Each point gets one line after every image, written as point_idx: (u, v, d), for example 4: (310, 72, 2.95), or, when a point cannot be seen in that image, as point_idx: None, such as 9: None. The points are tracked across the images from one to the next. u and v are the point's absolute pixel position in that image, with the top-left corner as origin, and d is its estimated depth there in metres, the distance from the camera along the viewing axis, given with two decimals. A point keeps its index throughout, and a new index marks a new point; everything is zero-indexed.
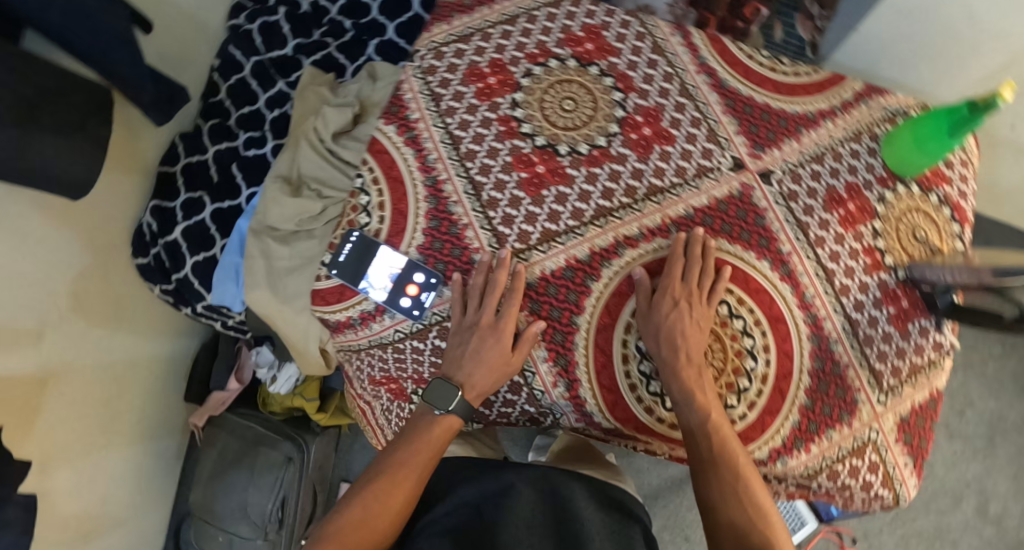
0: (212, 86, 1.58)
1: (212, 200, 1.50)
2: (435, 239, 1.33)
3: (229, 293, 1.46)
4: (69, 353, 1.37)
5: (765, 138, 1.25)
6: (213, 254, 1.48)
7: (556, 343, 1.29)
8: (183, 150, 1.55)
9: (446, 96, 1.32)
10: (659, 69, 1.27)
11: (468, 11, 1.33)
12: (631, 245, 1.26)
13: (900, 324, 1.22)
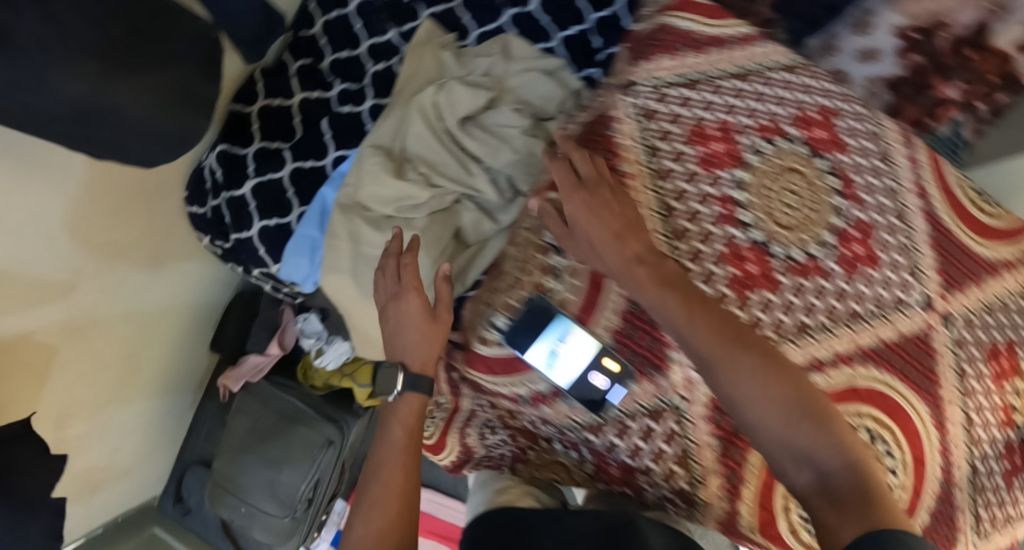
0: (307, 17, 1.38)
1: (292, 157, 1.33)
2: (632, 323, 0.89)
3: (300, 268, 1.32)
4: (95, 307, 1.23)
5: (958, 280, 1.02)
6: (287, 222, 1.32)
7: (732, 458, 0.88)
8: (263, 89, 1.36)
9: (664, 152, 0.94)
10: (883, 180, 0.99)
11: (699, 51, 0.98)
12: (823, 370, 0.94)
13: (1010, 479, 1.05)
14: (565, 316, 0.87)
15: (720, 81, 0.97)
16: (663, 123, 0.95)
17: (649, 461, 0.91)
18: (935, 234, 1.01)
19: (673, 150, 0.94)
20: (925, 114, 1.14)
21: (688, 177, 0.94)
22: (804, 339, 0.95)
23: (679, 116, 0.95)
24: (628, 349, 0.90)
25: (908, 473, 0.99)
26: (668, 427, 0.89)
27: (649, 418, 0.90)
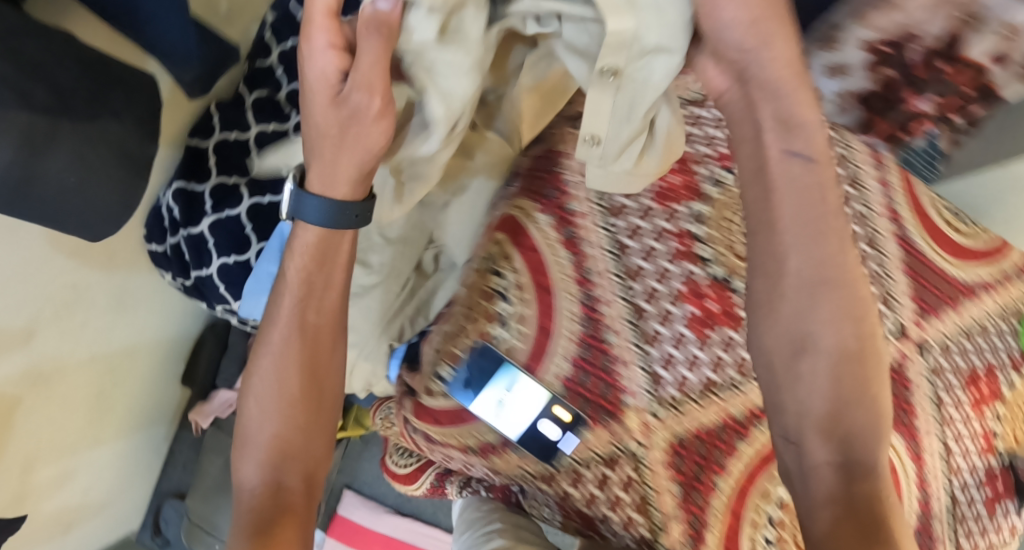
0: (262, 44, 1.29)
1: (249, 192, 1.27)
2: (585, 373, 1.03)
3: (258, 303, 1.26)
4: (58, 351, 1.18)
5: (935, 307, 1.10)
6: (248, 258, 1.27)
7: (694, 506, 1.00)
8: (218, 122, 1.28)
9: (626, 210, 1.07)
10: (863, 226, 1.11)
11: None
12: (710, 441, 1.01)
13: (993, 506, 1.10)
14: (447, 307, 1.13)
15: None
16: (618, 199, 1.07)
17: (606, 510, 1.02)
18: (910, 260, 1.11)
19: (628, 224, 1.07)
20: (898, 128, 1.16)
21: (630, 235, 1.06)
22: (708, 397, 1.02)
23: (624, 207, 1.07)
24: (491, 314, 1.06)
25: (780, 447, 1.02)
26: (625, 475, 1.01)
27: (604, 466, 1.02)
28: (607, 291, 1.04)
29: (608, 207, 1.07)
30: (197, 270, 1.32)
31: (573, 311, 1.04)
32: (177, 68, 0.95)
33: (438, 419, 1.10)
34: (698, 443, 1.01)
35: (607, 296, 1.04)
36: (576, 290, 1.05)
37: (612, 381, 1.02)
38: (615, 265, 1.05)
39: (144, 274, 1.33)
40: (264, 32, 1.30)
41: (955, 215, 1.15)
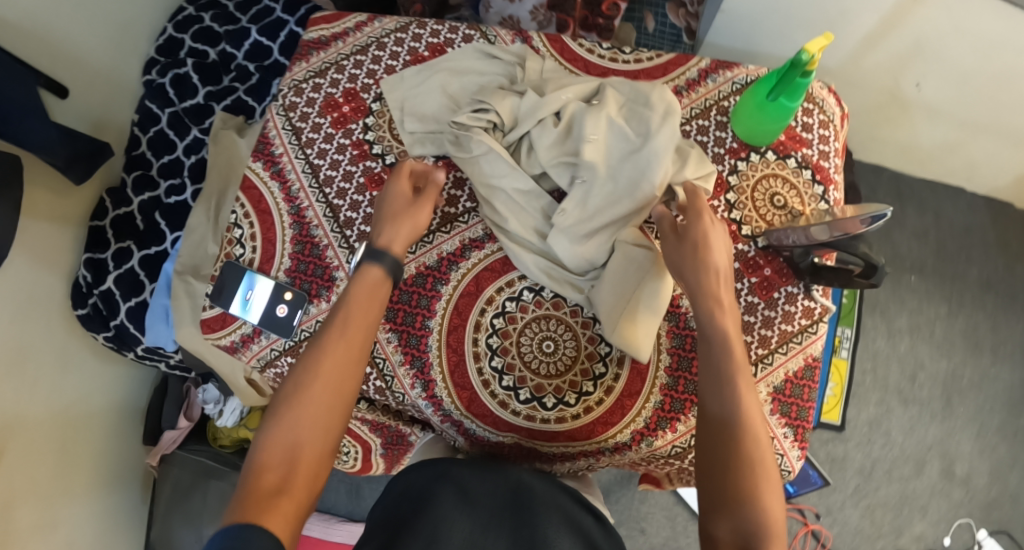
0: (133, 139, 1.33)
1: (138, 246, 1.29)
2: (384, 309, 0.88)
3: (162, 335, 1.25)
4: (15, 406, 1.12)
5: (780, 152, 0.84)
6: (145, 298, 1.28)
7: (410, 347, 0.87)
8: (110, 204, 1.30)
9: (306, 126, 0.92)
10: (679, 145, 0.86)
11: (325, 44, 0.95)
12: (545, 370, 0.85)
13: (764, 295, 0.81)
14: (252, 271, 0.88)
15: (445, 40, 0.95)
16: (300, 112, 0.93)
17: None
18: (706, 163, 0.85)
19: (313, 132, 0.92)
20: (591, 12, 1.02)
21: (360, 189, 0.90)
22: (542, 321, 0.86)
23: (310, 99, 0.93)
24: (302, 283, 0.88)
25: (623, 370, 0.86)
26: None
27: None
28: (416, 250, 0.89)
29: (313, 172, 0.90)
30: (115, 321, 1.28)
31: (285, 228, 0.89)
32: (46, 156, 1.09)
33: (214, 325, 0.90)
34: (417, 335, 0.87)
35: (415, 254, 0.88)
36: (324, 250, 0.88)
37: (413, 305, 0.88)
38: (332, 226, 0.88)
39: (79, 336, 1.28)
40: (134, 127, 1.34)
41: (733, 90, 0.87)
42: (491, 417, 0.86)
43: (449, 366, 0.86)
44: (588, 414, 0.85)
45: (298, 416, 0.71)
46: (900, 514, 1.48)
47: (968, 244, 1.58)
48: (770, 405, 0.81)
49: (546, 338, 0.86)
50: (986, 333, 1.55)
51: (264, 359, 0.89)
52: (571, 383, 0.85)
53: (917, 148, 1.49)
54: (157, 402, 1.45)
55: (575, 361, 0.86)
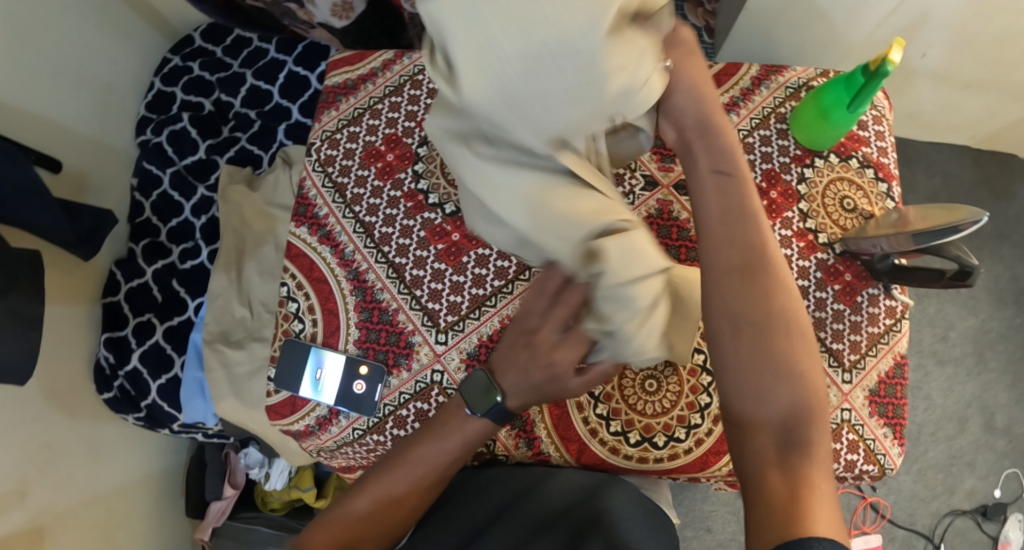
0: (137, 206, 1.26)
1: (160, 319, 1.23)
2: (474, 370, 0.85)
3: (200, 408, 1.20)
4: (52, 508, 1.05)
5: (840, 152, 0.88)
6: (176, 373, 1.21)
7: None
8: (123, 277, 1.23)
9: (350, 182, 0.89)
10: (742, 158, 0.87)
11: (355, 91, 0.91)
12: (648, 412, 0.82)
13: (847, 299, 0.85)
14: (316, 347, 0.86)
15: None
16: (341, 168, 0.89)
17: None
18: (774, 175, 0.87)
19: (357, 187, 0.89)
20: None
21: (422, 244, 0.87)
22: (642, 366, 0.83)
23: (349, 153, 0.90)
24: (376, 352, 0.85)
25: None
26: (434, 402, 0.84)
27: (415, 401, 0.83)
28: (497, 302, 0.84)
29: (366, 232, 0.87)
30: (146, 400, 1.22)
31: (348, 296, 0.86)
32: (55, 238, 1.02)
33: (283, 410, 0.87)
34: None
35: (497, 307, 0.84)
36: (394, 314, 0.85)
37: None
38: (398, 287, 0.86)
39: (108, 420, 1.21)
40: (136, 193, 1.26)
41: (787, 95, 0.88)
42: (606, 464, 0.84)
43: (551, 419, 0.83)
44: (700, 447, 0.82)
45: (368, 516, 0.75)
46: (951, 473, 1.50)
47: (979, 199, 1.60)
48: (868, 408, 0.83)
49: (645, 377, 0.83)
50: (1008, 284, 1.58)
51: (342, 439, 0.87)
52: (679, 418, 0.82)
53: (921, 114, 1.51)
54: (197, 472, 1.38)
55: (678, 399, 0.82)
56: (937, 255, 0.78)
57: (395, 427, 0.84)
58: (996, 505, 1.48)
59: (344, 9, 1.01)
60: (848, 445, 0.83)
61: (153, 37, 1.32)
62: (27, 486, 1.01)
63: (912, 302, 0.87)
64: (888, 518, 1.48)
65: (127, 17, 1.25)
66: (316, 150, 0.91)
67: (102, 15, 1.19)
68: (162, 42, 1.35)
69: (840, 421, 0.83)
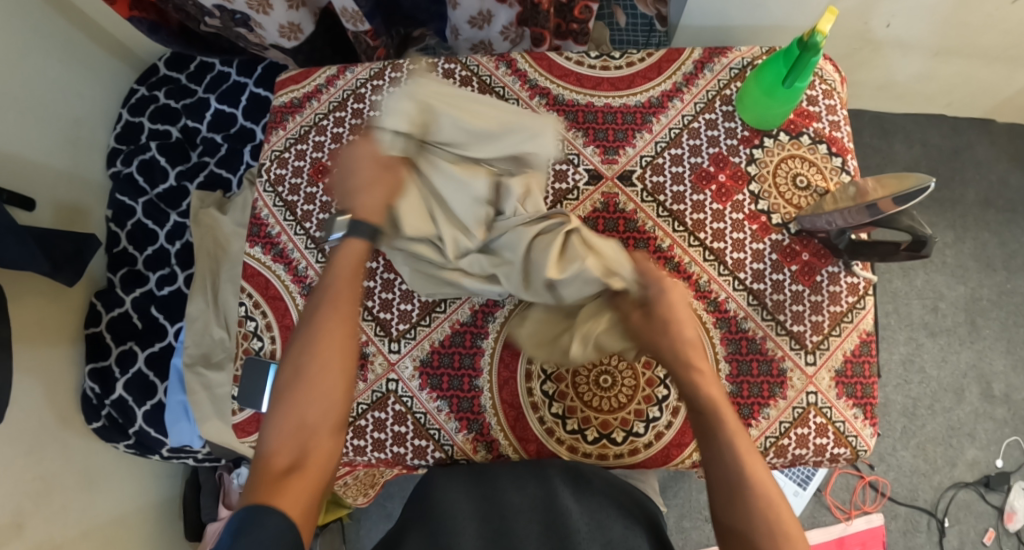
0: (112, 237, 1.28)
1: (142, 346, 1.24)
2: (432, 376, 0.85)
3: (186, 432, 1.21)
4: (47, 541, 1.06)
5: (790, 128, 0.87)
6: (160, 398, 1.23)
7: (464, 410, 0.84)
8: (103, 307, 1.24)
9: (300, 199, 0.90)
10: (688, 145, 0.87)
11: (300, 110, 0.92)
12: (603, 408, 0.82)
13: (806, 279, 0.84)
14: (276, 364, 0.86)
15: (420, 79, 0.91)
16: (291, 186, 0.90)
17: (396, 449, 0.84)
18: (723, 158, 0.87)
19: (307, 204, 0.90)
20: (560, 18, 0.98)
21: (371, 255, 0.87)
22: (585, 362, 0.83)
23: (298, 171, 0.91)
24: None
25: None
26: (394, 411, 0.84)
27: (374, 411, 0.84)
28: (447, 308, 0.86)
29: (317, 248, 0.88)
30: (133, 427, 1.23)
31: (304, 311, 0.87)
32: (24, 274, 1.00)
33: (251, 427, 0.88)
34: (468, 396, 0.84)
35: (447, 313, 0.86)
36: None
37: (458, 366, 0.84)
38: None
39: (98, 450, 1.22)
40: (111, 224, 1.28)
41: (732, 76, 0.88)
42: None
43: (510, 421, 0.83)
44: (660, 441, 0.82)
45: (307, 408, 0.67)
46: (950, 445, 1.48)
47: (959, 166, 1.58)
48: (835, 389, 0.82)
49: (597, 372, 0.83)
50: (996, 250, 1.55)
51: None
52: (636, 413, 0.82)
53: (894, 84, 1.48)
54: (193, 496, 1.39)
55: (635, 393, 0.82)
56: (890, 227, 0.77)
57: (355, 438, 0.85)
58: (999, 476, 1.46)
59: (293, 31, 1.01)
60: (816, 428, 0.82)
61: (118, 69, 1.34)
62: (21, 520, 1.03)
63: (877, 276, 0.85)
64: (888, 496, 1.46)
65: (91, 51, 1.26)
66: (266, 171, 0.92)
67: (66, 52, 1.20)
68: (128, 72, 1.36)
69: (807, 405, 0.82)
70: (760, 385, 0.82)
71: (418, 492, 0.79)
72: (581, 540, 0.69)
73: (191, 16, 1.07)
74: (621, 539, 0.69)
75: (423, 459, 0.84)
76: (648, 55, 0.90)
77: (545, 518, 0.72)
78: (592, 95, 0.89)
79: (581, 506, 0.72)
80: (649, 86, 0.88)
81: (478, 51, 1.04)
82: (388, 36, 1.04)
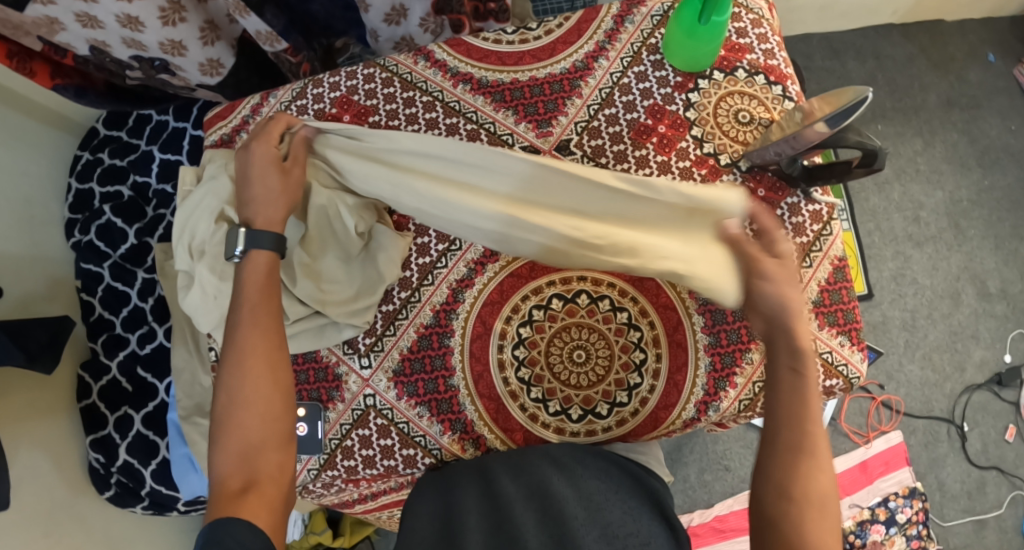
0: (85, 306, 1.27)
1: (136, 408, 1.23)
2: (409, 385, 0.84)
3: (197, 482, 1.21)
4: None
5: (720, 65, 0.86)
6: (163, 455, 1.22)
7: (446, 413, 0.83)
8: (91, 378, 1.24)
9: None
10: (620, 102, 0.86)
11: (231, 145, 0.92)
12: (580, 385, 0.82)
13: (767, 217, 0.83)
14: None
15: (344, 89, 0.90)
16: None
17: (388, 462, 0.84)
18: (658, 108, 0.85)
19: None
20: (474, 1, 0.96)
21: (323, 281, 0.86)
22: (557, 341, 0.83)
23: None
24: (309, 393, 0.86)
25: (662, 349, 0.82)
26: (378, 425, 0.84)
27: (357, 429, 0.84)
28: (409, 313, 0.85)
29: None
30: (145, 488, 1.23)
31: None
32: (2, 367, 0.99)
33: None
34: (447, 398, 0.83)
35: (410, 319, 0.85)
36: (317, 351, 0.86)
37: (434, 368, 0.84)
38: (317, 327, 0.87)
39: (115, 518, 1.22)
40: (82, 294, 1.27)
41: (655, 24, 0.87)
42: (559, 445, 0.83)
43: (491, 414, 0.82)
44: (646, 406, 0.82)
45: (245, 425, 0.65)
46: (955, 351, 1.47)
47: (916, 72, 1.55)
48: (816, 321, 0.82)
49: (569, 350, 0.83)
50: (967, 149, 1.54)
51: (303, 484, 0.87)
52: (616, 383, 0.82)
53: (836, 3, 1.44)
54: None
55: (611, 363, 0.82)
56: (840, 146, 0.75)
57: (345, 458, 0.85)
58: (1010, 371, 1.45)
59: (214, 67, 1.01)
60: None
61: (58, 138, 1.32)
62: None
63: (840, 199, 0.84)
64: (903, 413, 1.45)
65: (26, 128, 1.24)
66: None
67: (4, 134, 1.17)
68: (68, 139, 1.34)
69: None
70: (737, 332, 0.82)
71: (416, 495, 0.76)
72: (580, 523, 0.64)
73: (113, 73, 1.04)
74: (622, 517, 0.65)
75: (415, 467, 0.84)
76: (566, 19, 0.88)
77: (537, 504, 0.69)
78: (515, 71, 0.87)
79: (577, 489, 0.70)
80: (571, 51, 0.87)
81: (402, 49, 1.03)
82: (308, 50, 1.03)
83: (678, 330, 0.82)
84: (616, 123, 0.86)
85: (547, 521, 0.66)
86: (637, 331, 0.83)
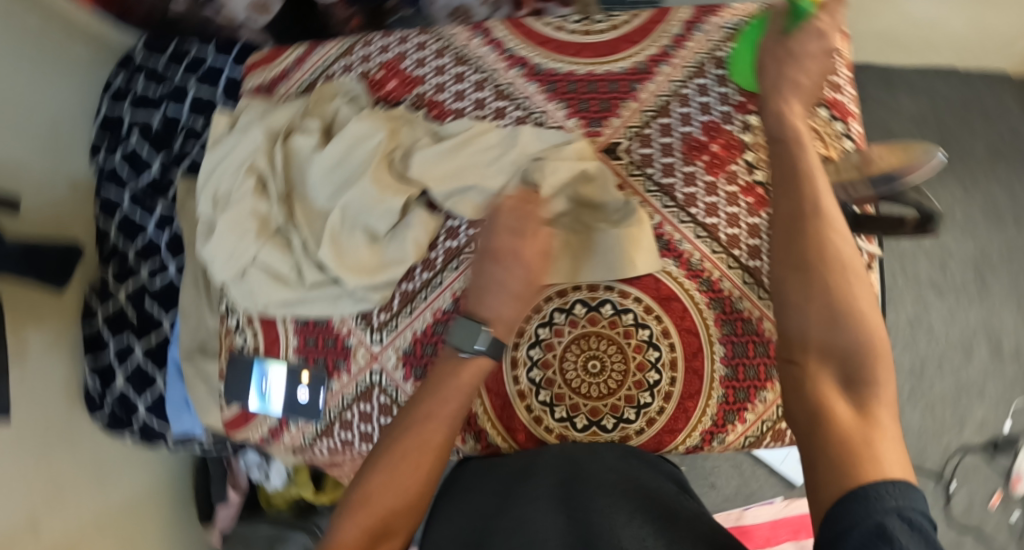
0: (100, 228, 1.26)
1: (138, 338, 1.22)
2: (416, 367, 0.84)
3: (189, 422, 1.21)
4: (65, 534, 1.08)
5: None
6: (159, 390, 1.21)
7: None
8: (98, 301, 1.23)
9: None
10: (676, 112, 0.83)
11: (270, 92, 0.90)
12: (589, 397, 0.81)
13: None
14: (259, 359, 0.86)
15: (396, 53, 0.88)
16: None
17: None
18: (711, 124, 0.83)
19: None
20: None
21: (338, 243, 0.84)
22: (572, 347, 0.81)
23: None
24: (317, 358, 0.85)
25: (678, 373, 0.80)
26: (381, 403, 0.83)
27: (360, 403, 0.84)
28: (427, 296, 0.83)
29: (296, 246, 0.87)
30: (136, 420, 1.22)
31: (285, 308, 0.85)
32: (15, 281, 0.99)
33: (241, 421, 0.89)
34: None
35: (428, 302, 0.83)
36: (329, 318, 0.85)
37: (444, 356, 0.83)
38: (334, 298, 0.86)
39: (104, 442, 1.22)
40: (99, 217, 1.27)
41: (725, 37, 0.84)
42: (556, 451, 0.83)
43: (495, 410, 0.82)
44: (652, 426, 0.81)
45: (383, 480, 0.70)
46: (957, 407, 1.46)
47: (970, 119, 1.51)
48: None
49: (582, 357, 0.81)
50: (1007, 205, 1.50)
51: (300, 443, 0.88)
52: (627, 399, 0.81)
53: (903, 35, 1.39)
54: (201, 481, 1.41)
55: (625, 378, 0.81)
56: (897, 201, 0.75)
57: (343, 429, 0.85)
58: (1008, 437, 1.44)
59: None
60: None
61: (94, 55, 1.30)
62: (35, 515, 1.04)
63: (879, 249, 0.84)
64: None
65: (61, 41, 1.21)
66: None
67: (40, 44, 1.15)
68: (103, 57, 1.32)
69: None
70: (756, 368, 0.80)
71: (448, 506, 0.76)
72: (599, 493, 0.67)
73: None
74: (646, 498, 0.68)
75: None
76: (633, 17, 0.86)
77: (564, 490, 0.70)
78: (574, 63, 0.85)
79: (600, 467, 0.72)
80: (634, 51, 0.85)
81: (456, 18, 1.00)
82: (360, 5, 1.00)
83: (696, 357, 0.81)
84: (665, 134, 0.83)
85: (575, 500, 0.67)
86: (656, 352, 0.81)
